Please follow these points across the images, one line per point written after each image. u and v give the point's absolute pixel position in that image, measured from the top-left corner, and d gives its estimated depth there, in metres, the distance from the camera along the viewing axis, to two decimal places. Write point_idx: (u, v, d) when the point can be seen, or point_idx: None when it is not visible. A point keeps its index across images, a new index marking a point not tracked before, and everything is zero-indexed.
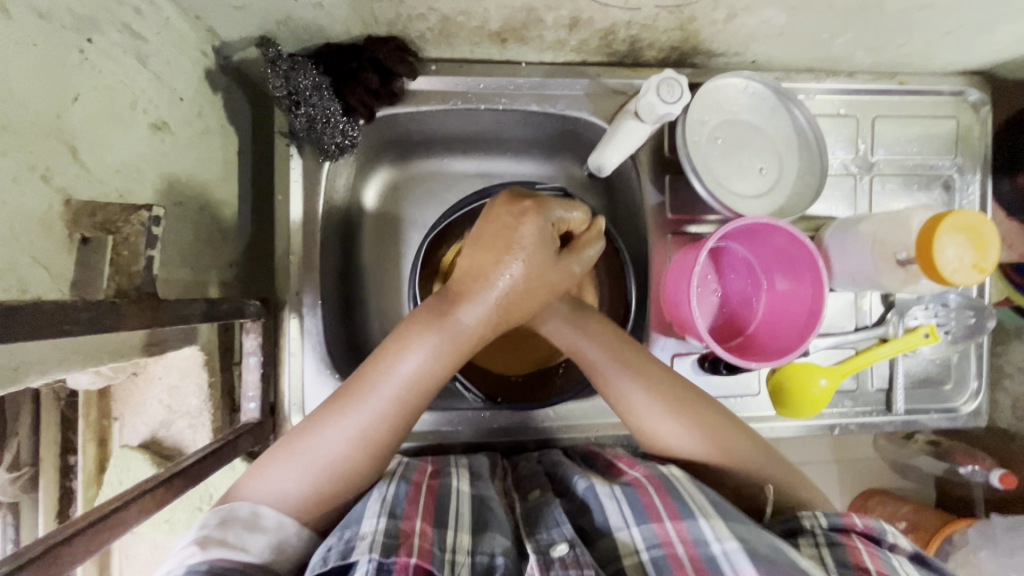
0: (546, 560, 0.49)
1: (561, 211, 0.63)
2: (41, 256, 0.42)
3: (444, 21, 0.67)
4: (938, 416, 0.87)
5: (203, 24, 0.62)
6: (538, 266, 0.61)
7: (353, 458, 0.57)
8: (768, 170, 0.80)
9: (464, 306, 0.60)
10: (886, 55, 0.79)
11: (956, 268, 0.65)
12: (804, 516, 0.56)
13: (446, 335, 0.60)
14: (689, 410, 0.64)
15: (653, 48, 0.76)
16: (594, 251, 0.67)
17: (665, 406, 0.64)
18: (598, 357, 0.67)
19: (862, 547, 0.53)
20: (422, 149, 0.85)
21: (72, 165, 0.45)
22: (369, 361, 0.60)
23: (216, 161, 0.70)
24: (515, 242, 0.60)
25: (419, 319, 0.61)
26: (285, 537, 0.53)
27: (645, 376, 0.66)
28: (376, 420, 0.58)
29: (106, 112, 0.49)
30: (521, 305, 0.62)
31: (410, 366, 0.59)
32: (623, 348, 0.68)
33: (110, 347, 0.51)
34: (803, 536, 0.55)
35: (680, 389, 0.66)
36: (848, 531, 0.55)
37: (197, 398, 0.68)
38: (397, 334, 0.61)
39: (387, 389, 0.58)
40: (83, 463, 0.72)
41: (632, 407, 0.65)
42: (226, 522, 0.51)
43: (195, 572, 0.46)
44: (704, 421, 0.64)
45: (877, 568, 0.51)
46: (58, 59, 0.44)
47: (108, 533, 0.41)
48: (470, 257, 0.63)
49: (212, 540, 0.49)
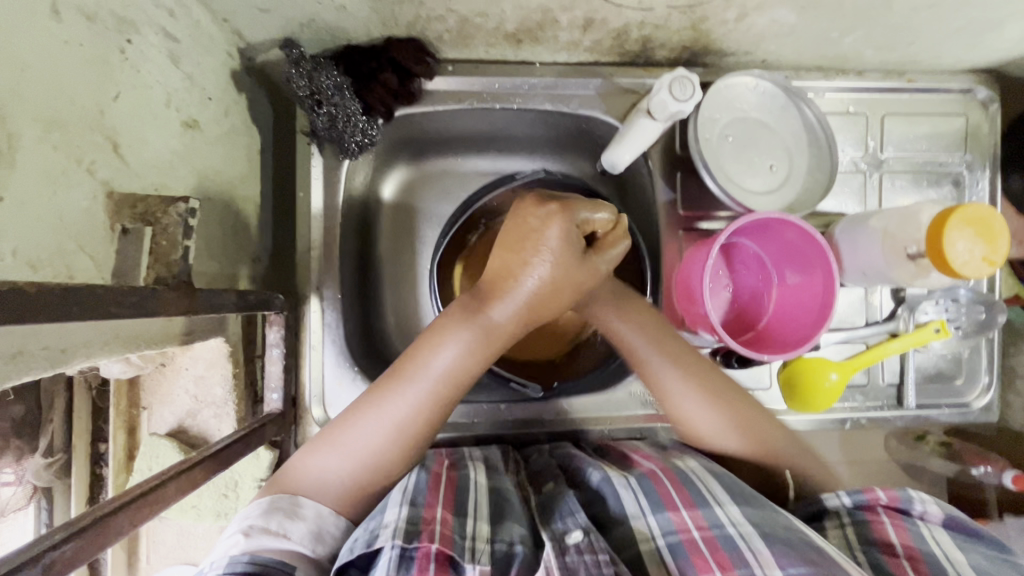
0: (562, 546, 0.50)
1: (586, 211, 0.62)
2: (86, 245, 0.44)
3: (461, 23, 0.69)
4: (950, 410, 0.88)
5: (230, 26, 0.65)
6: (568, 266, 0.61)
7: (391, 448, 0.59)
8: (778, 167, 0.81)
9: (497, 303, 0.62)
10: (894, 54, 0.80)
11: (967, 261, 0.66)
12: (826, 497, 0.61)
13: (479, 331, 0.62)
14: (721, 400, 0.67)
15: (665, 48, 0.77)
16: (620, 249, 0.65)
17: (711, 398, 0.67)
18: (646, 350, 0.70)
19: (886, 520, 0.56)
20: (438, 149, 0.87)
21: (114, 159, 0.47)
22: (406, 357, 0.62)
23: (241, 159, 0.72)
24: (544, 242, 0.60)
25: (454, 316, 0.63)
26: (324, 527, 0.55)
27: (695, 372, 0.69)
28: (411, 413, 0.59)
29: (144, 110, 0.52)
30: (553, 303, 0.63)
31: (443, 361, 0.61)
32: (671, 347, 0.70)
33: (146, 335, 0.53)
34: (830, 519, 0.60)
35: (725, 386, 0.69)
36: (873, 508, 0.58)
37: (222, 388, 0.70)
38: (432, 331, 0.63)
39: (424, 382, 0.60)
40: (113, 452, 0.74)
41: (678, 398, 0.68)
42: (269, 511, 0.53)
43: (240, 557, 0.48)
44: (738, 412, 0.67)
45: (902, 540, 0.54)
46: (102, 58, 0.46)
47: (148, 509, 0.42)
48: (501, 257, 0.63)
49: (258, 528, 0.51)
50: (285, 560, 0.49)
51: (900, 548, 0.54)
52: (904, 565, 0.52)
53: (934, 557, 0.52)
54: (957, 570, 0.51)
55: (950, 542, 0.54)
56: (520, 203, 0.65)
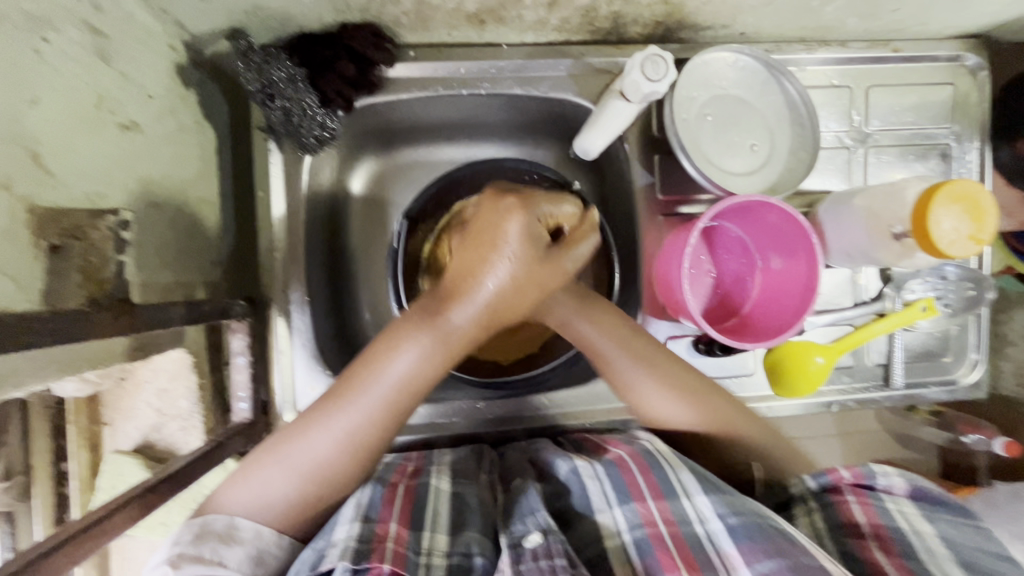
0: (517, 554, 0.49)
1: (547, 205, 0.63)
2: (6, 266, 0.41)
3: (418, 5, 0.65)
4: (938, 389, 0.86)
5: (170, 18, 0.60)
6: (529, 265, 0.59)
7: (342, 462, 0.55)
8: (759, 146, 0.78)
9: (456, 305, 0.58)
10: (879, 22, 0.77)
11: (953, 240, 0.64)
12: (793, 483, 0.60)
13: (438, 334, 0.58)
14: (686, 389, 0.64)
15: (638, 24, 0.74)
16: (586, 246, 0.64)
17: (671, 389, 0.64)
18: (607, 344, 0.66)
19: (852, 500, 0.56)
20: (408, 138, 0.83)
21: (35, 172, 0.44)
22: (361, 362, 0.58)
23: (193, 160, 0.68)
24: (504, 239, 0.58)
25: (411, 318, 0.59)
26: (263, 548, 0.52)
27: (681, 381, 0.64)
28: (364, 423, 0.56)
29: (70, 115, 0.48)
30: (512, 307, 0.60)
31: (400, 367, 0.57)
32: (637, 339, 0.66)
33: (90, 354, 0.50)
34: (799, 505, 0.60)
35: (695, 378, 0.65)
36: (838, 487, 0.58)
37: (187, 400, 0.68)
38: (389, 334, 0.59)
39: (379, 391, 0.57)
40: (77, 471, 0.73)
41: (638, 391, 0.65)
42: (200, 535, 0.50)
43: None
44: (702, 399, 0.64)
45: (867, 520, 0.55)
46: (12, 60, 0.42)
47: (90, 543, 0.41)
48: (462, 255, 0.60)
49: (186, 557, 0.47)
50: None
51: (868, 530, 0.54)
52: (877, 550, 0.52)
53: (900, 533, 0.53)
54: (923, 545, 0.52)
55: (916, 514, 0.55)
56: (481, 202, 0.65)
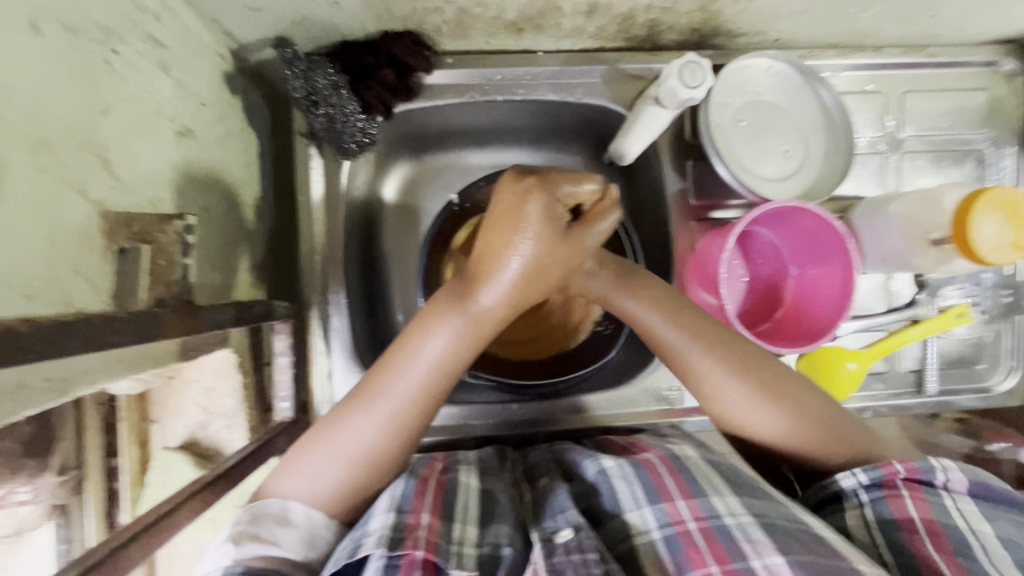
0: (550, 547, 0.49)
1: (569, 185, 0.60)
2: (82, 268, 0.43)
3: (459, 13, 0.67)
4: (972, 396, 0.86)
5: (221, 27, 0.62)
6: (551, 244, 0.59)
7: (386, 442, 0.57)
8: (793, 152, 0.78)
9: (484, 288, 0.59)
10: (915, 28, 0.77)
11: (995, 247, 0.63)
12: (843, 478, 0.56)
13: (468, 318, 0.59)
14: (767, 387, 0.62)
15: (673, 31, 0.74)
16: (608, 223, 0.64)
17: (745, 383, 0.63)
18: (660, 331, 0.66)
19: (906, 495, 0.54)
20: (443, 144, 0.84)
21: (106, 177, 0.46)
22: (395, 346, 0.60)
23: (239, 165, 0.69)
24: (525, 219, 0.58)
25: (439, 303, 0.60)
26: (315, 530, 0.53)
27: (756, 378, 0.63)
28: (402, 404, 0.57)
29: (135, 122, 0.50)
30: (537, 288, 0.61)
31: (433, 350, 0.58)
32: (687, 317, 0.65)
33: (151, 354, 0.52)
34: (847, 499, 0.56)
35: (774, 373, 0.63)
36: (891, 483, 0.55)
37: (231, 400, 0.70)
38: (419, 318, 0.60)
39: (414, 372, 0.58)
40: (126, 467, 0.76)
41: (720, 394, 0.63)
42: (256, 517, 0.52)
43: (232, 568, 0.47)
44: (785, 392, 0.62)
45: (922, 515, 0.52)
46: (86, 71, 0.44)
47: (159, 537, 0.43)
48: (486, 238, 0.61)
49: (245, 535, 0.50)
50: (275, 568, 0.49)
51: (922, 525, 0.52)
52: (929, 544, 0.51)
53: (957, 533, 0.51)
54: (979, 545, 0.50)
55: (972, 512, 0.53)
56: (500, 182, 0.62)
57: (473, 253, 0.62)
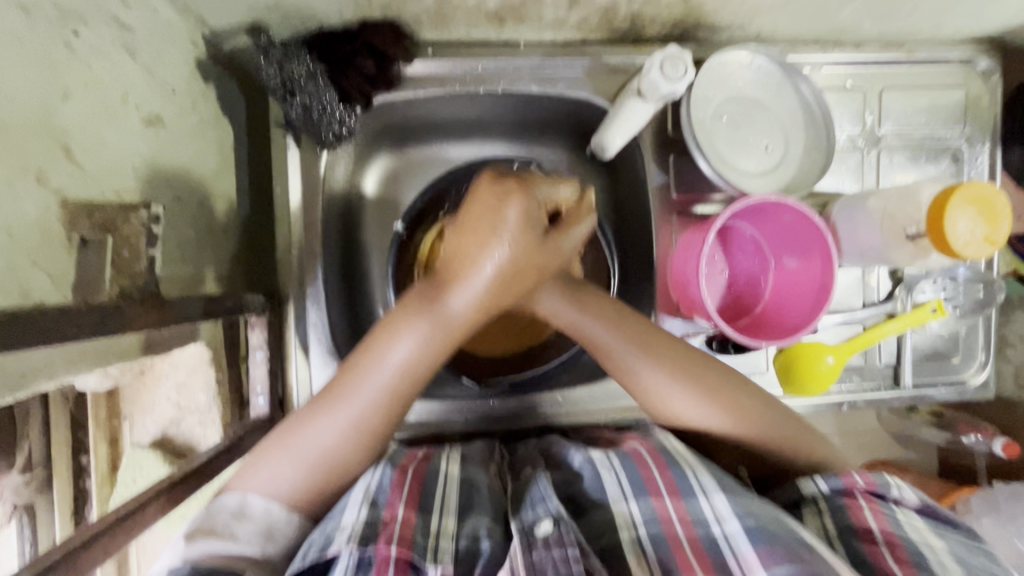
0: (529, 541, 0.48)
1: (546, 188, 0.62)
2: (40, 259, 0.42)
3: (439, 3, 0.65)
4: (946, 389, 0.87)
5: (192, 13, 0.60)
6: (526, 247, 0.59)
7: (350, 448, 0.56)
8: (773, 148, 0.78)
9: (455, 291, 0.58)
10: (894, 24, 0.77)
11: (968, 242, 0.64)
12: (803, 484, 0.58)
13: (435, 321, 0.58)
14: (721, 393, 0.62)
15: (656, 24, 0.74)
16: (584, 228, 0.65)
17: (698, 389, 0.63)
18: (608, 339, 0.65)
19: (865, 505, 0.54)
20: (424, 136, 0.83)
21: (67, 165, 0.44)
22: (365, 349, 0.59)
23: (212, 155, 0.68)
24: (502, 222, 0.58)
25: (408, 306, 0.59)
26: (274, 523, 0.52)
27: (710, 384, 0.63)
28: (366, 410, 0.56)
29: (99, 109, 0.48)
30: (512, 293, 0.60)
31: (399, 355, 0.57)
32: (635, 324, 0.65)
33: (117, 348, 0.51)
34: (808, 504, 0.58)
35: (723, 378, 0.63)
36: (852, 492, 0.56)
37: (205, 395, 0.69)
38: (388, 321, 0.59)
39: (379, 377, 0.57)
40: (96, 465, 0.75)
41: (666, 397, 0.63)
42: (212, 512, 0.51)
43: (180, 567, 0.47)
44: (738, 402, 0.62)
45: (880, 526, 0.52)
46: (44, 54, 0.42)
47: (124, 536, 0.42)
48: (458, 240, 0.61)
49: (199, 531, 0.49)
50: (227, 566, 0.48)
51: (879, 534, 0.52)
52: (887, 556, 0.50)
53: (913, 544, 0.51)
54: (936, 557, 0.49)
55: (926, 528, 0.53)
56: (475, 185, 0.64)
57: (445, 256, 0.62)
